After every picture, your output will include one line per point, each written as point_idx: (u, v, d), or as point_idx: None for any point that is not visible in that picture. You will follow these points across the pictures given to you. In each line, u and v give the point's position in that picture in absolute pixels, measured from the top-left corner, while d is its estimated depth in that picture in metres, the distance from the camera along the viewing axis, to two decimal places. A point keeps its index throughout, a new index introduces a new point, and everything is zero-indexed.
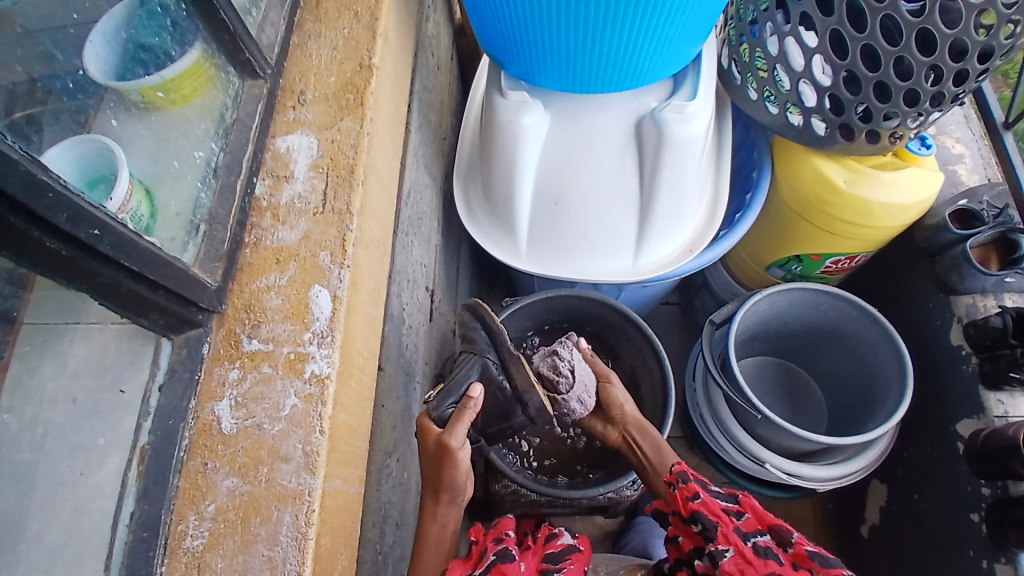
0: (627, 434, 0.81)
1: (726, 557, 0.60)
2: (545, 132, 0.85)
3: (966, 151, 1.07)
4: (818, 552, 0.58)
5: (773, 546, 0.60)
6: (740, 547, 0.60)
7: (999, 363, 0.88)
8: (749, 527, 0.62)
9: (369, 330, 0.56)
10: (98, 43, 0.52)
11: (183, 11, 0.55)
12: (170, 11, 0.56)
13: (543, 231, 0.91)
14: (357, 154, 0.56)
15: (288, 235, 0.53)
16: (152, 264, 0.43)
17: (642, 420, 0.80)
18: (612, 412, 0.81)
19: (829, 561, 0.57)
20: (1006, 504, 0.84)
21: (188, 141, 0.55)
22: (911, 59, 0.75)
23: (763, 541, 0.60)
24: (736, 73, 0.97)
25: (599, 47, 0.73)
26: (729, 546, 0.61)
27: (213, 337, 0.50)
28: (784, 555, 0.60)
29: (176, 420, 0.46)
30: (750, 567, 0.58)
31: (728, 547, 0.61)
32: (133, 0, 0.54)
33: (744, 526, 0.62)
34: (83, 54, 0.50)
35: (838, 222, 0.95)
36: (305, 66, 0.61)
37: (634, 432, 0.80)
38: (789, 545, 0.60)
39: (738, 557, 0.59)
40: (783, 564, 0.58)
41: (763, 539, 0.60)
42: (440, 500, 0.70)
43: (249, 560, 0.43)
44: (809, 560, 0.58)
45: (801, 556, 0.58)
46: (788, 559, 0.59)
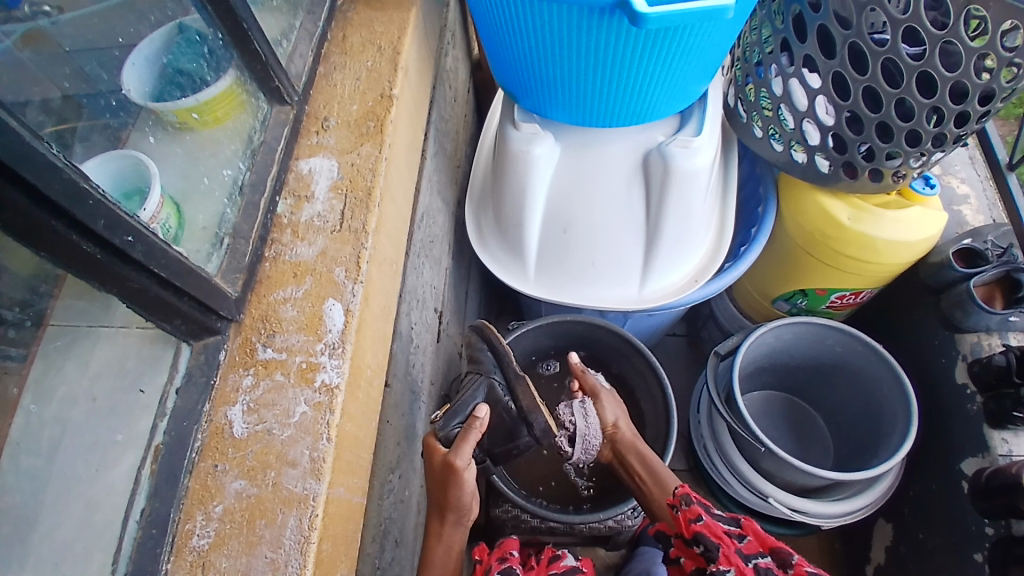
0: (618, 452, 0.81)
1: None
2: (555, 162, 0.88)
3: (971, 191, 1.09)
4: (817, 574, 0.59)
5: (775, 568, 0.61)
6: (741, 568, 0.61)
7: (1003, 402, 0.88)
8: (750, 549, 0.63)
9: (378, 344, 0.59)
10: (136, 66, 0.56)
11: (219, 41, 0.58)
12: (208, 40, 0.59)
13: (551, 258, 0.94)
14: (375, 177, 0.59)
15: (306, 251, 0.56)
16: (179, 272, 0.46)
17: (636, 441, 0.80)
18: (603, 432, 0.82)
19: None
20: (1010, 543, 0.83)
21: (217, 160, 0.59)
22: (912, 100, 0.78)
23: (764, 563, 0.61)
24: (742, 111, 1.00)
25: (608, 82, 0.76)
26: (731, 567, 0.62)
27: (230, 345, 0.52)
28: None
29: (190, 422, 0.48)
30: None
31: (730, 567, 0.62)
32: (174, 28, 0.58)
33: (745, 548, 0.63)
34: (122, 78, 0.55)
35: (842, 257, 0.97)
36: (329, 95, 0.65)
37: (625, 453, 0.80)
38: (789, 567, 0.60)
39: None
40: None
41: (764, 560, 0.61)
42: (445, 521, 0.69)
43: (252, 561, 0.45)
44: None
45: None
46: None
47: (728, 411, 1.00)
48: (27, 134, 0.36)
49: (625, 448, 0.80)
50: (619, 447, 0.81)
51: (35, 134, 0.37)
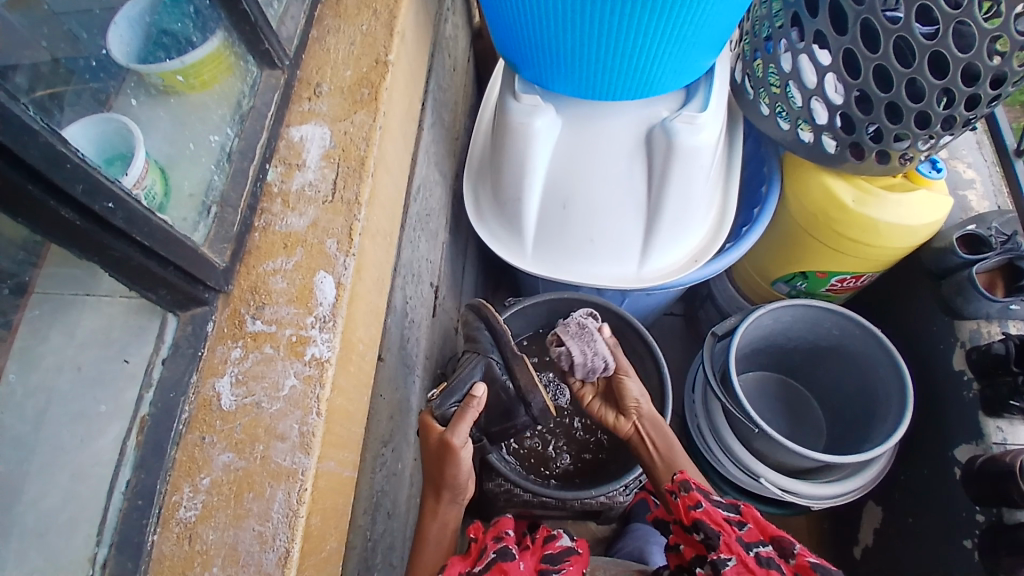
0: (641, 427, 0.81)
1: (727, 566, 0.60)
2: (555, 136, 0.86)
3: (976, 176, 1.07)
4: (820, 564, 0.58)
5: (776, 557, 0.60)
6: (743, 556, 0.60)
7: (1000, 390, 0.88)
8: (751, 537, 0.62)
9: (371, 317, 0.57)
10: (122, 27, 0.54)
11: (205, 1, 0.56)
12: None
13: (549, 234, 0.92)
14: (368, 146, 0.57)
15: (297, 221, 0.54)
16: (163, 241, 0.44)
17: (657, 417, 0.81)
18: (627, 404, 0.81)
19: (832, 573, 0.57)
20: (1000, 531, 0.84)
21: (205, 125, 0.57)
22: (923, 81, 0.76)
23: (765, 552, 0.60)
24: (749, 87, 0.97)
25: (614, 54, 0.74)
26: (732, 556, 0.60)
27: (218, 316, 0.51)
28: (785, 567, 0.59)
29: (177, 393, 0.48)
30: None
31: (731, 555, 0.60)
32: None
33: (746, 536, 0.62)
34: (109, 39, 0.52)
35: (845, 240, 0.96)
36: (322, 60, 0.63)
37: (649, 428, 0.81)
38: (791, 556, 0.59)
39: (740, 566, 0.59)
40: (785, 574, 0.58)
41: (766, 549, 0.60)
42: (440, 497, 0.70)
43: (240, 533, 0.45)
44: (812, 571, 0.57)
45: (805, 568, 0.58)
46: (790, 569, 0.59)
47: (723, 392, 1.00)
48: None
49: (648, 424, 0.81)
50: (642, 421, 0.81)
51: (11, 95, 0.36)
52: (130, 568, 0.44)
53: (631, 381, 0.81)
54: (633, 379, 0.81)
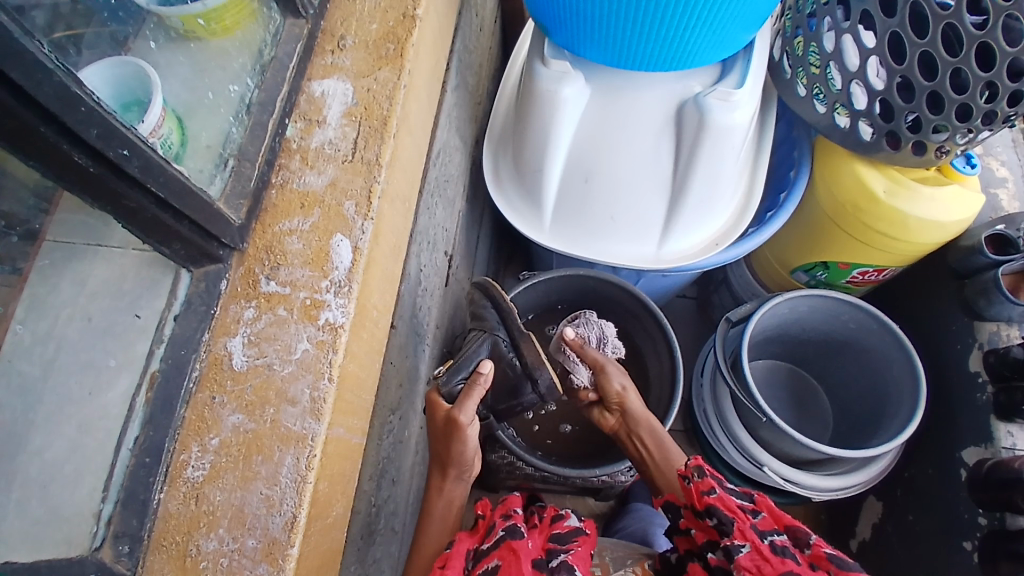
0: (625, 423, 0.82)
1: (742, 552, 0.60)
2: (582, 107, 0.83)
3: (1010, 175, 1.03)
4: (837, 555, 0.57)
5: (791, 546, 0.59)
6: (757, 544, 0.59)
7: (1014, 396, 0.86)
8: (765, 526, 0.61)
9: (386, 284, 0.56)
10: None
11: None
12: None
13: (569, 208, 0.90)
14: (392, 106, 0.55)
15: (315, 180, 0.52)
16: (179, 194, 0.43)
17: (648, 415, 0.80)
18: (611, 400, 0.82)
19: (849, 564, 0.56)
20: (1001, 536, 0.83)
21: (225, 74, 0.54)
22: (969, 72, 0.72)
23: (780, 541, 0.60)
24: (787, 66, 0.93)
25: (650, 22, 0.71)
26: (746, 542, 0.60)
27: (231, 274, 0.49)
28: (800, 556, 0.59)
29: (188, 350, 0.47)
30: (767, 565, 0.58)
31: (745, 542, 0.60)
32: None
33: (760, 524, 0.61)
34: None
35: (872, 232, 0.93)
36: (348, 11, 0.59)
37: (635, 426, 0.80)
38: (807, 547, 0.59)
39: (755, 554, 0.59)
40: (801, 563, 0.57)
41: (780, 538, 0.60)
42: (446, 475, 0.70)
43: (247, 496, 0.44)
44: (827, 562, 0.57)
45: (821, 559, 0.57)
46: (806, 559, 0.58)
47: (733, 378, 0.99)
48: (15, 27, 0.32)
49: (637, 422, 0.80)
50: (628, 418, 0.81)
51: (25, 30, 0.33)
52: (135, 525, 0.43)
53: (612, 375, 0.81)
54: (612, 373, 0.81)
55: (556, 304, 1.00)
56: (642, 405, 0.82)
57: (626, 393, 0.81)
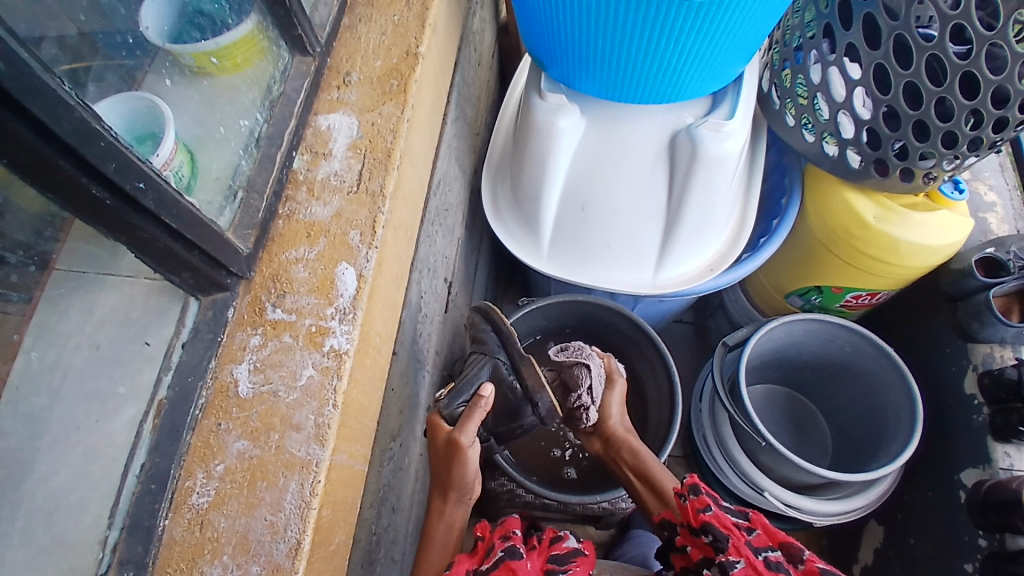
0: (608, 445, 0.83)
1: (736, 568, 0.60)
2: (579, 137, 0.86)
3: (997, 200, 1.06)
4: (829, 570, 0.58)
5: (784, 562, 0.59)
6: (751, 559, 0.60)
7: (1010, 417, 0.87)
8: (759, 542, 0.62)
9: (389, 312, 0.57)
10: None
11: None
12: None
13: (566, 236, 0.92)
14: (395, 138, 0.56)
15: (321, 211, 0.53)
16: (191, 224, 0.44)
17: (627, 436, 0.82)
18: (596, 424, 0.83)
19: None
20: (1003, 558, 0.83)
21: (234, 108, 0.56)
22: (953, 100, 0.75)
23: (774, 557, 0.60)
24: (776, 97, 0.96)
25: (644, 55, 0.74)
26: (740, 558, 0.61)
27: (238, 302, 0.50)
28: (794, 572, 0.59)
29: (194, 378, 0.47)
30: None
31: (739, 558, 0.61)
32: None
33: (755, 540, 0.62)
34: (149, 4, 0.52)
35: (864, 257, 0.95)
36: (353, 48, 0.62)
37: (616, 447, 0.82)
38: (800, 562, 0.59)
39: (749, 569, 0.59)
40: None
41: (774, 554, 0.60)
42: (447, 498, 0.69)
43: (251, 522, 0.44)
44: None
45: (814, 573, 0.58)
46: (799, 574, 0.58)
47: (731, 403, 1.00)
48: (38, 66, 0.33)
49: (618, 443, 0.82)
50: (612, 441, 0.83)
51: (47, 68, 0.35)
52: (140, 552, 0.44)
53: (614, 394, 0.83)
54: (617, 392, 0.83)
55: (563, 329, 1.01)
56: (625, 428, 0.83)
57: (611, 413, 0.83)
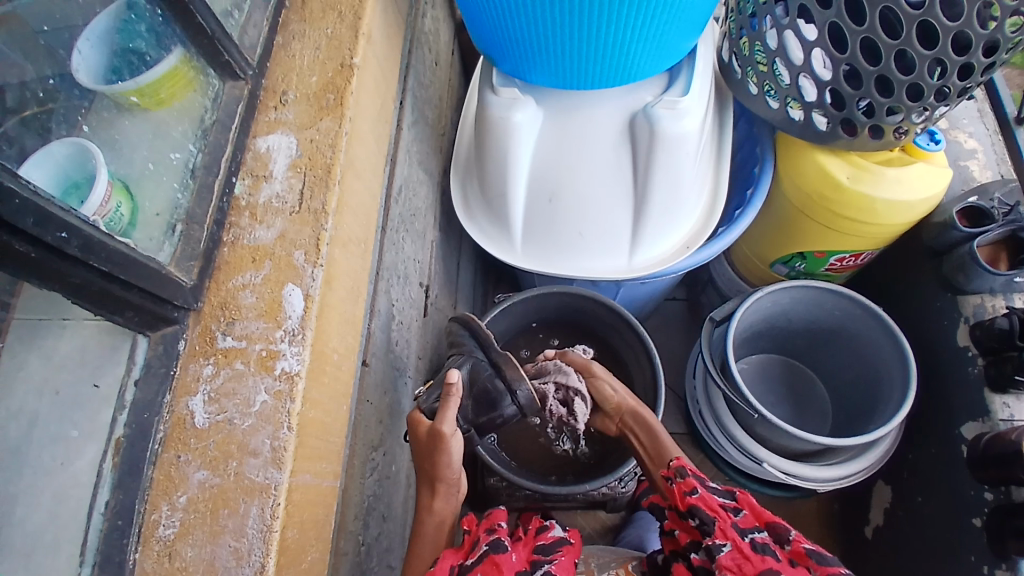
0: (625, 425, 0.82)
1: (723, 552, 0.60)
2: (537, 129, 0.85)
3: (979, 146, 1.03)
4: (816, 550, 0.58)
5: (771, 543, 0.59)
6: (737, 542, 0.59)
7: (1004, 367, 0.86)
8: (746, 523, 0.61)
9: (346, 326, 0.57)
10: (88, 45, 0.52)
11: (159, 18, 0.54)
12: (145, 18, 0.54)
13: (537, 228, 0.91)
14: (335, 153, 0.56)
15: (264, 234, 0.54)
16: (123, 264, 0.44)
17: (637, 408, 0.81)
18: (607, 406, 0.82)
19: (827, 559, 0.56)
20: (1008, 512, 0.82)
21: (167, 142, 0.56)
22: (912, 52, 0.73)
23: (760, 539, 0.60)
24: (736, 67, 0.94)
25: (592, 37, 0.73)
26: (727, 542, 0.60)
27: (190, 334, 0.51)
28: (781, 553, 0.59)
29: (150, 413, 0.48)
30: (748, 564, 0.58)
31: (726, 541, 0.60)
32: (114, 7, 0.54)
33: (741, 522, 0.62)
34: (72, 60, 0.51)
35: (841, 219, 0.93)
36: (288, 66, 0.61)
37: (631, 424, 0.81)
38: (786, 543, 0.59)
39: (736, 553, 0.59)
40: (781, 561, 0.57)
41: (761, 535, 0.60)
42: (436, 493, 0.70)
43: (216, 549, 0.45)
44: (807, 558, 0.57)
45: (800, 554, 0.58)
46: (786, 556, 0.58)
47: (723, 380, 0.99)
48: None
49: (628, 417, 0.81)
50: (625, 418, 0.82)
51: None
52: None
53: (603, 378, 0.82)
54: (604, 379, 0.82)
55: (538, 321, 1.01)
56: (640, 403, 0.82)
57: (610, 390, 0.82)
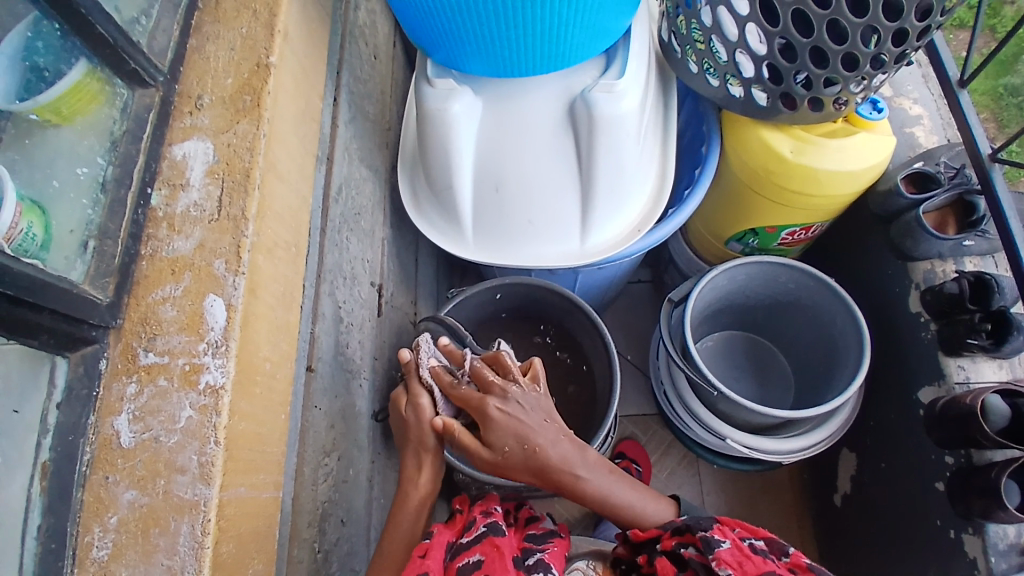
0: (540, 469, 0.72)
1: (722, 546, 0.61)
2: (477, 119, 0.85)
3: (923, 112, 1.04)
4: (816, 564, 0.59)
5: (769, 550, 0.61)
6: (737, 542, 0.62)
7: (957, 329, 0.88)
8: (743, 534, 0.64)
9: (279, 334, 0.56)
10: None
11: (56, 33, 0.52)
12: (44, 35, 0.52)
13: (486, 219, 0.90)
14: (253, 157, 0.54)
15: (183, 245, 0.52)
16: (29, 287, 0.43)
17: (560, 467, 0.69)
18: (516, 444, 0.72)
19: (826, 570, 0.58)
20: (970, 473, 0.83)
21: (74, 156, 0.54)
22: (844, 21, 0.73)
23: (759, 544, 0.62)
24: (676, 45, 0.93)
25: (522, 23, 0.72)
26: (726, 539, 0.62)
27: (111, 352, 0.50)
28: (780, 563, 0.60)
29: (76, 435, 0.47)
30: (749, 558, 0.59)
31: (725, 539, 0.62)
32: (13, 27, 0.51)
33: (739, 532, 0.64)
34: None
35: (787, 193, 0.94)
36: (202, 70, 0.59)
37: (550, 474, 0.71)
38: (785, 554, 0.60)
39: (735, 549, 0.61)
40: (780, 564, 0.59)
41: (760, 543, 0.62)
42: (420, 464, 0.72)
43: (149, 569, 0.45)
44: (806, 567, 0.59)
45: (799, 564, 0.59)
46: (786, 565, 0.59)
47: (683, 360, 1.00)
48: None
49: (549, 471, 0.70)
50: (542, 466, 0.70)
51: None
52: None
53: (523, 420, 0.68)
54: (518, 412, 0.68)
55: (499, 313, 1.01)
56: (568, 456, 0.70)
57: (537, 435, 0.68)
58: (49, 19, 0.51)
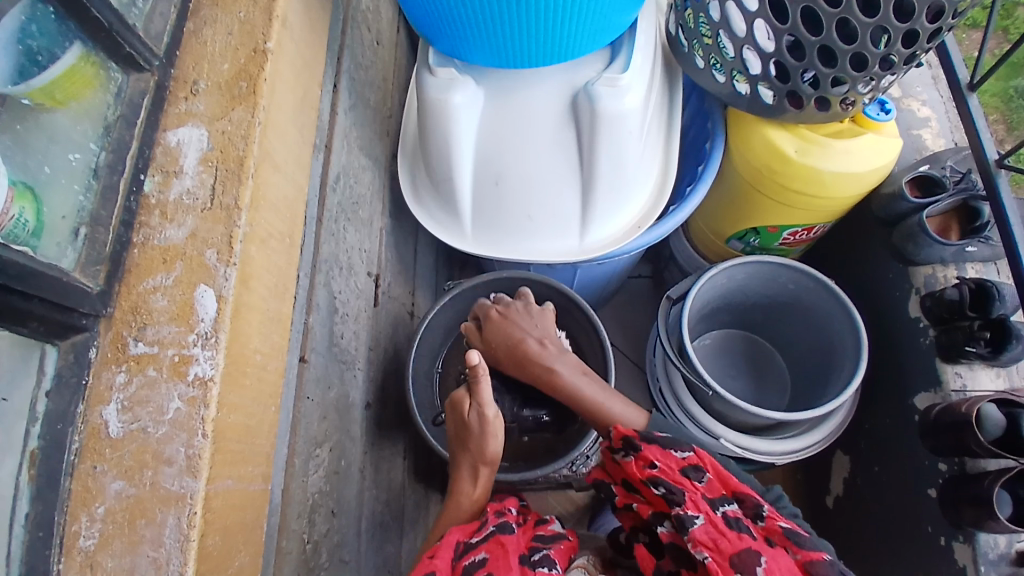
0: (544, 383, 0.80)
1: (696, 524, 0.60)
2: (478, 111, 0.83)
3: (932, 114, 1.03)
4: (791, 528, 0.58)
5: (743, 517, 0.59)
6: (711, 515, 0.60)
7: (956, 336, 0.87)
8: (714, 493, 0.61)
9: (271, 326, 0.55)
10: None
11: (52, 16, 0.49)
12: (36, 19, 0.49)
13: (486, 212, 0.89)
14: (248, 145, 0.53)
15: (175, 233, 0.52)
16: (18, 275, 0.42)
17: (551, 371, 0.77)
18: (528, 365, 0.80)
19: (805, 540, 0.57)
20: (962, 480, 0.83)
21: (67, 141, 0.53)
22: (854, 20, 0.71)
23: (732, 512, 0.60)
24: (683, 40, 0.92)
25: (525, 13, 0.70)
26: (700, 513, 0.60)
27: (101, 341, 0.49)
28: (754, 529, 0.59)
29: (64, 424, 0.46)
30: (723, 540, 0.58)
31: (698, 513, 0.60)
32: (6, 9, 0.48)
33: (709, 492, 0.62)
34: None
35: (790, 193, 0.93)
36: (199, 54, 0.58)
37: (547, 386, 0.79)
38: (760, 519, 0.59)
39: (709, 526, 0.59)
40: (756, 537, 0.57)
41: (733, 509, 0.60)
42: (476, 477, 0.74)
43: (136, 560, 0.44)
44: (782, 536, 0.57)
45: (775, 532, 0.58)
46: (760, 533, 0.58)
47: (680, 359, 0.99)
48: None
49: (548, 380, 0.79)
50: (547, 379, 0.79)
51: None
52: None
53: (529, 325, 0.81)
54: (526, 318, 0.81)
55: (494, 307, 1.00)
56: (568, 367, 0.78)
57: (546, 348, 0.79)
58: (44, 4, 0.48)
